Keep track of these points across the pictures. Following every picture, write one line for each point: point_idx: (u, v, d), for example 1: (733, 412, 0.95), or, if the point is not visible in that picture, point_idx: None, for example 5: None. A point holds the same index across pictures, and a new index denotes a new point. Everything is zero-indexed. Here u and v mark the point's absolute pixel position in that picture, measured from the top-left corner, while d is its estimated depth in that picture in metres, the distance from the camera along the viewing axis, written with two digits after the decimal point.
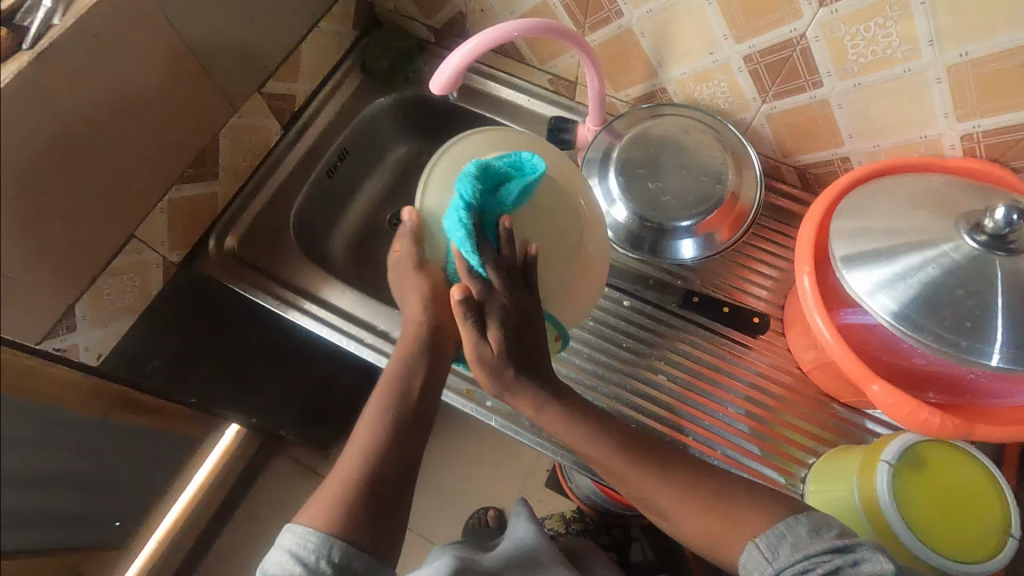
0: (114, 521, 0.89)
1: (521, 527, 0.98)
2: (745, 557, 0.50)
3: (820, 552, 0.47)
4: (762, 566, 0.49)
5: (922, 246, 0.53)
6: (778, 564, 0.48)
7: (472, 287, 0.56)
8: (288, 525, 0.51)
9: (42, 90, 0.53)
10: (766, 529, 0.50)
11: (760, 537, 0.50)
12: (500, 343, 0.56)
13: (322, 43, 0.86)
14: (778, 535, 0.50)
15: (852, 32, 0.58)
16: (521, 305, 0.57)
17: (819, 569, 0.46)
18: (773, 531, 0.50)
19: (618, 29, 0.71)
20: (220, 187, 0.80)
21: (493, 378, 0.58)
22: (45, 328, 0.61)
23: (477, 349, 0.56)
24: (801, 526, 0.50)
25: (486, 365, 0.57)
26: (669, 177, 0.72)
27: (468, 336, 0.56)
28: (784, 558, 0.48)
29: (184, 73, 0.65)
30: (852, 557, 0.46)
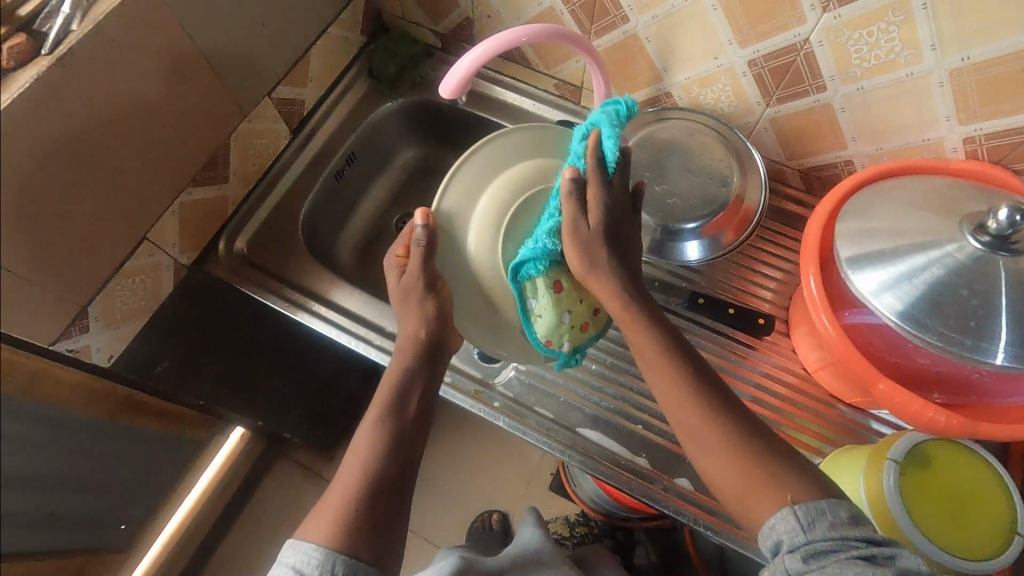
0: (121, 523, 0.90)
1: (527, 532, 0.99)
2: (775, 518, 0.47)
3: (857, 538, 0.44)
4: (792, 531, 0.46)
5: (927, 246, 0.54)
6: (811, 534, 0.45)
7: (598, 169, 0.58)
8: (290, 541, 0.51)
9: (60, 94, 0.54)
10: (808, 501, 0.47)
11: (799, 505, 0.47)
12: (598, 222, 0.57)
13: (331, 48, 0.87)
14: (818, 509, 0.47)
15: (855, 36, 0.59)
16: (625, 215, 0.60)
17: (851, 551, 0.43)
18: (815, 504, 0.47)
19: (624, 34, 0.72)
20: (230, 190, 0.81)
21: (583, 246, 0.57)
22: (58, 329, 0.61)
23: (576, 219, 0.57)
24: (844, 510, 0.47)
25: (578, 238, 0.57)
26: (675, 180, 0.73)
27: (575, 201, 0.57)
28: (818, 531, 0.45)
29: (197, 77, 0.66)
30: (891, 552, 0.44)
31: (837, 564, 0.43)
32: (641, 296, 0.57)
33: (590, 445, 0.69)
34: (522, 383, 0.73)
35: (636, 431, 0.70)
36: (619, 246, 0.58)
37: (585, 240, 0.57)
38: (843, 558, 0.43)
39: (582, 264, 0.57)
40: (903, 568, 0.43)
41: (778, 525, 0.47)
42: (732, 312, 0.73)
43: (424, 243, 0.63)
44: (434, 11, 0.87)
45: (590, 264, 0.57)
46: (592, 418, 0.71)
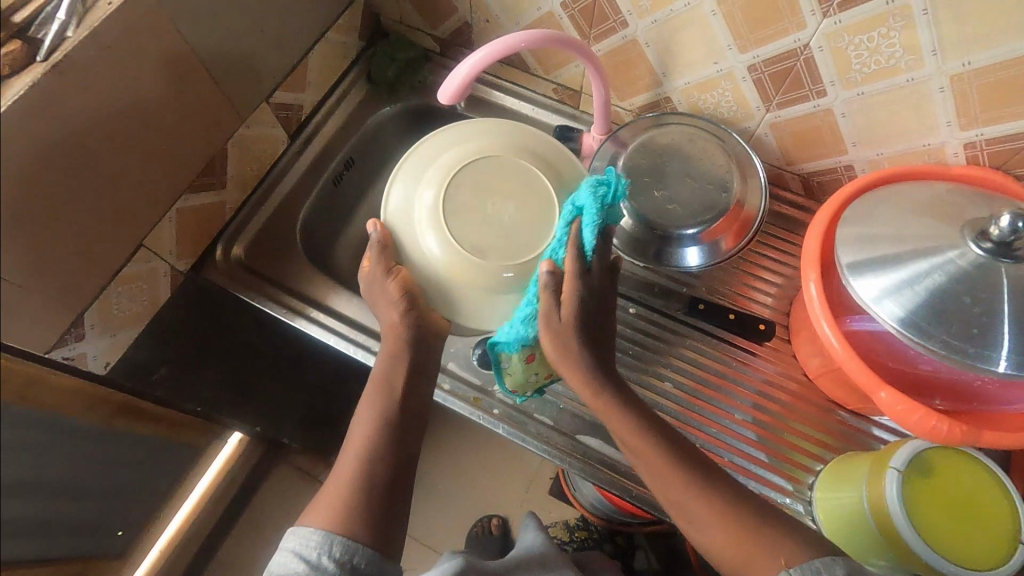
0: (119, 530, 0.89)
1: (530, 536, 0.99)
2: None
3: None
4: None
5: (928, 253, 0.53)
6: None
7: (575, 259, 0.57)
8: (291, 528, 0.54)
9: (55, 101, 0.53)
10: (802, 563, 0.49)
11: (794, 568, 0.49)
12: (574, 315, 0.57)
13: (329, 53, 0.87)
14: (813, 570, 0.48)
15: (855, 42, 0.59)
16: (601, 297, 0.60)
17: None
18: (809, 565, 0.48)
19: (623, 39, 0.72)
20: (227, 196, 0.80)
21: (557, 336, 0.57)
22: (54, 337, 0.61)
23: (550, 313, 0.56)
24: (839, 566, 0.48)
25: (555, 333, 0.57)
26: (674, 185, 0.73)
27: (550, 294, 0.56)
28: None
29: (193, 83, 0.65)
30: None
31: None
32: (611, 380, 0.58)
33: (590, 452, 0.69)
34: (522, 390, 0.72)
35: None
36: (593, 330, 0.58)
37: (558, 334, 0.57)
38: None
39: (554, 352, 0.57)
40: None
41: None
42: (732, 318, 0.73)
43: (379, 243, 0.62)
44: (432, 16, 0.87)
45: (561, 355, 0.57)
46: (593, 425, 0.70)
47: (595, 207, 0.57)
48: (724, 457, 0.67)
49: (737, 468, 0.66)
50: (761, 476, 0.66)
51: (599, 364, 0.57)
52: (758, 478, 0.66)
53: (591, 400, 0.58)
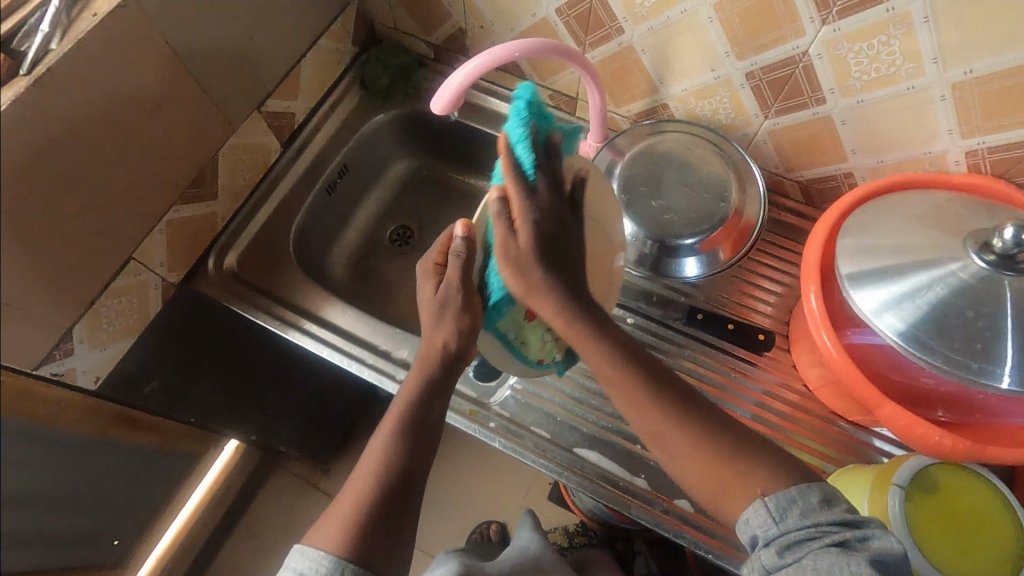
0: (114, 540, 0.88)
1: (525, 536, 0.97)
2: (749, 512, 0.47)
3: (830, 524, 0.45)
4: (766, 524, 0.46)
5: (930, 265, 0.52)
6: (786, 526, 0.45)
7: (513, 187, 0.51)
8: (297, 546, 0.50)
9: (39, 115, 0.52)
10: (779, 490, 0.47)
11: (771, 497, 0.47)
12: (529, 241, 0.51)
13: (321, 60, 0.86)
14: (789, 497, 0.47)
15: (855, 49, 0.58)
16: (564, 220, 0.53)
17: (826, 540, 0.44)
18: (786, 493, 0.47)
19: (619, 46, 0.71)
20: (219, 206, 0.79)
21: (519, 263, 0.51)
22: (42, 353, 0.60)
23: (507, 240, 0.52)
24: (814, 493, 0.47)
25: (511, 263, 0.52)
26: (672, 194, 0.72)
27: (503, 223, 0.52)
28: (791, 521, 0.46)
29: (182, 94, 0.64)
30: (863, 533, 0.44)
31: (812, 557, 0.43)
32: (587, 312, 0.53)
33: (587, 465, 0.68)
34: (518, 402, 0.71)
35: (636, 451, 0.68)
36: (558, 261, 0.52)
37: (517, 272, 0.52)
38: (818, 548, 0.43)
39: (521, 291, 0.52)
40: (876, 548, 0.43)
41: (753, 520, 0.47)
42: (732, 328, 0.72)
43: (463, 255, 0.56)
44: (426, 21, 0.85)
45: (524, 286, 0.52)
46: (588, 436, 0.69)
47: (518, 123, 0.51)
48: None
49: None
50: None
51: (570, 294, 0.52)
52: None
53: (563, 330, 0.53)
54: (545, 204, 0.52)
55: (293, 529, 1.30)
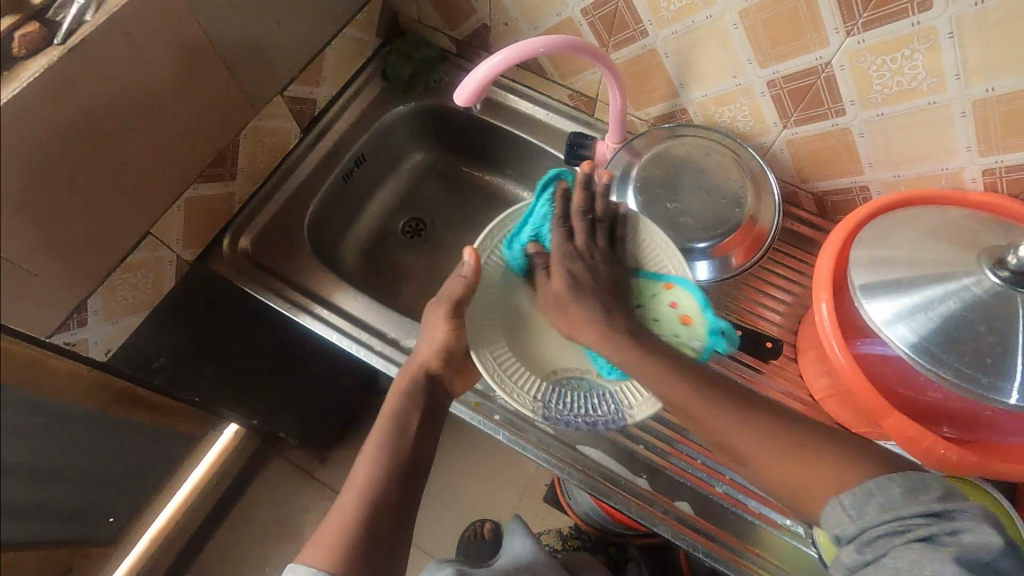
0: (109, 517, 0.87)
1: (517, 543, 0.95)
2: (834, 508, 0.51)
3: (915, 515, 0.47)
4: (844, 523, 0.50)
5: (943, 278, 0.53)
6: (863, 521, 0.49)
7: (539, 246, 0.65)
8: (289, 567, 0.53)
9: (68, 84, 0.53)
10: (855, 488, 0.51)
11: (845, 494, 0.51)
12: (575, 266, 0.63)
13: (345, 48, 0.86)
14: (866, 494, 0.50)
15: (878, 62, 0.59)
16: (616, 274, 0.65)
17: (913, 533, 0.46)
18: (862, 490, 0.50)
19: (642, 49, 0.72)
20: (237, 187, 0.80)
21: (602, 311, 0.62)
22: (56, 322, 0.60)
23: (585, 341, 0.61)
24: (897, 485, 0.49)
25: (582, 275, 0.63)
26: (688, 198, 0.72)
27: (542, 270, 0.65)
28: (869, 517, 0.49)
29: (208, 73, 0.65)
30: (950, 525, 0.46)
31: (895, 551, 0.46)
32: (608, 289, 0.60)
33: (590, 463, 0.68)
34: None
35: (638, 451, 0.69)
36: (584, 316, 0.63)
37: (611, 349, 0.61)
38: (900, 543, 0.46)
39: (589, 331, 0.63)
40: (965, 543, 0.45)
41: (834, 517, 0.51)
42: (739, 333, 0.72)
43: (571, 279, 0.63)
44: (450, 15, 0.86)
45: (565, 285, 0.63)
46: (592, 435, 0.70)
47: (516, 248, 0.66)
48: (726, 475, 0.67)
49: (738, 486, 0.66)
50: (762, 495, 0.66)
51: None
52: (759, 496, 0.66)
53: None
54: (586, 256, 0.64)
55: (286, 517, 1.30)
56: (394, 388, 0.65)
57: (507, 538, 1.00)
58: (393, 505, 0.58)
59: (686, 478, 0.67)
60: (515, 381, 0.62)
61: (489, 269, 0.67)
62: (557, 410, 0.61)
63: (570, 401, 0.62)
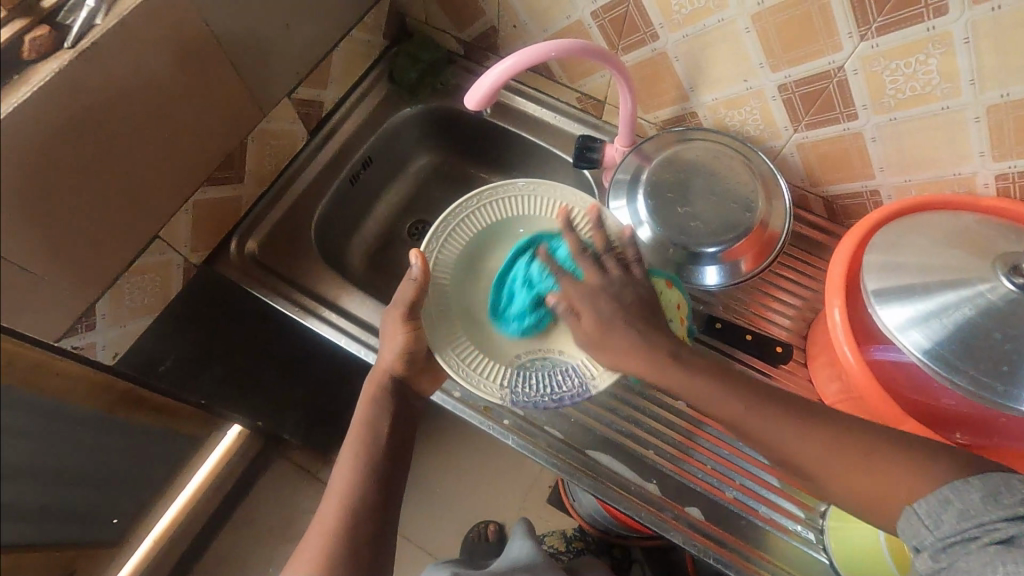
0: (113, 518, 0.87)
1: (517, 546, 0.95)
2: (905, 516, 0.48)
3: (996, 520, 0.43)
4: (921, 533, 0.46)
5: (957, 285, 0.52)
6: (941, 531, 0.45)
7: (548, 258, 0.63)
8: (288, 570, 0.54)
9: (78, 87, 0.53)
10: (927, 493, 0.47)
11: (919, 502, 0.47)
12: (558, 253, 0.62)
13: (353, 50, 0.86)
14: (941, 501, 0.46)
15: (892, 66, 0.58)
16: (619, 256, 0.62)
17: (992, 539, 0.43)
18: (937, 496, 0.46)
19: (652, 52, 0.72)
20: (244, 190, 0.80)
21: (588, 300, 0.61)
22: (65, 326, 0.60)
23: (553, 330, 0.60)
24: (973, 489, 0.45)
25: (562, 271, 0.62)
26: (699, 202, 0.71)
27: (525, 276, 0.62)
28: (945, 527, 0.45)
29: (217, 76, 0.65)
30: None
31: (973, 559, 0.43)
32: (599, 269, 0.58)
33: (600, 468, 0.68)
34: None
35: (647, 456, 0.68)
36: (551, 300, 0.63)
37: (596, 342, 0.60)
38: (979, 550, 0.43)
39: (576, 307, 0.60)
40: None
41: (908, 524, 0.47)
42: (749, 338, 0.72)
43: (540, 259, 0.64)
44: (458, 17, 0.86)
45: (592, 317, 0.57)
46: (601, 439, 0.69)
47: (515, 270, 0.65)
48: (736, 480, 0.67)
49: (748, 491, 0.66)
50: (774, 501, 0.66)
51: None
52: (770, 503, 0.66)
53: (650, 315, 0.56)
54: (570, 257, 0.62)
55: (290, 519, 1.30)
56: (393, 384, 0.65)
57: (509, 540, 0.99)
58: None
59: (696, 483, 0.67)
60: (480, 371, 0.63)
61: (442, 264, 0.67)
62: (522, 394, 0.63)
63: (536, 381, 0.63)
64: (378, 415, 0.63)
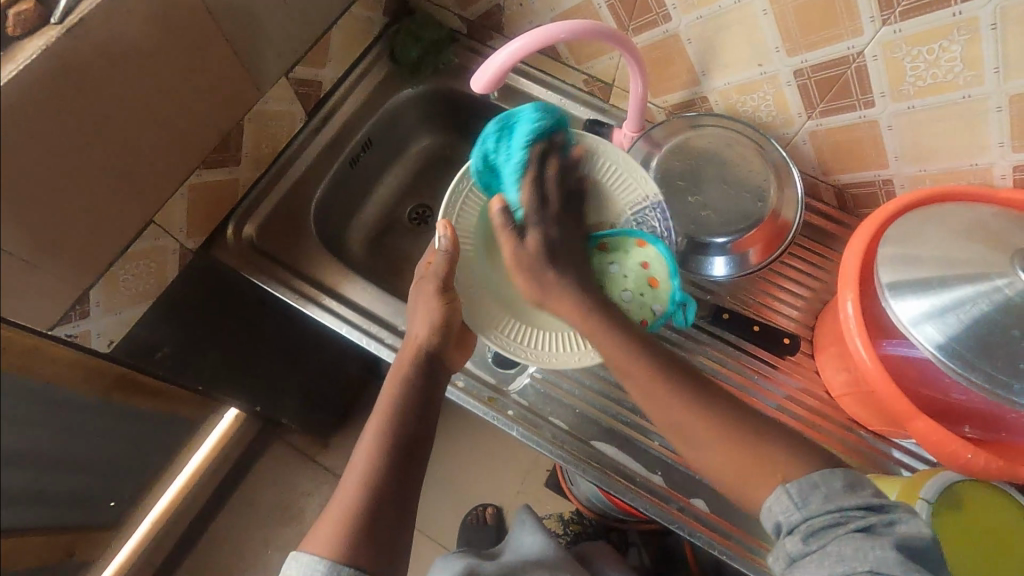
0: (109, 502, 0.85)
1: (527, 539, 0.94)
2: (771, 500, 0.50)
3: (854, 508, 0.46)
4: (788, 510, 0.48)
5: (975, 279, 0.51)
6: (807, 510, 0.48)
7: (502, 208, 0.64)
8: (292, 555, 0.53)
9: (66, 66, 0.50)
10: (799, 477, 0.50)
11: (792, 483, 0.49)
12: (535, 243, 0.63)
13: (352, 28, 0.83)
14: (810, 484, 0.49)
15: (914, 53, 0.56)
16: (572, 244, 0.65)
17: (852, 525, 0.46)
18: (806, 480, 0.49)
19: (663, 33, 0.69)
20: (241, 172, 0.77)
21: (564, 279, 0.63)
22: (57, 314, 0.58)
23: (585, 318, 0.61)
24: (837, 478, 0.49)
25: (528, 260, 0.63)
26: (709, 191, 0.71)
27: (510, 229, 0.64)
28: (811, 506, 0.48)
29: (212, 54, 0.62)
30: (889, 517, 0.46)
31: (836, 541, 0.45)
32: None
33: (604, 458, 0.68)
34: (537, 392, 0.71)
35: (652, 448, 0.68)
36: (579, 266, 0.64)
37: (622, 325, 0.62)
38: (842, 534, 0.45)
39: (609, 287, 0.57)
40: (901, 533, 0.45)
41: (775, 506, 0.49)
42: (757, 330, 0.72)
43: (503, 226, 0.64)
44: None
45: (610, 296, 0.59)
46: (607, 431, 0.69)
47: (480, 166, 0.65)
48: None
49: None
50: None
51: None
52: None
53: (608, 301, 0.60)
54: (540, 246, 0.63)
55: (287, 501, 1.30)
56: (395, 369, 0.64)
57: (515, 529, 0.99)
58: (392, 497, 0.56)
59: (701, 475, 0.67)
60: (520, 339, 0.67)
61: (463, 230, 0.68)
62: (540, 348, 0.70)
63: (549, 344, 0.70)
64: (384, 404, 0.61)
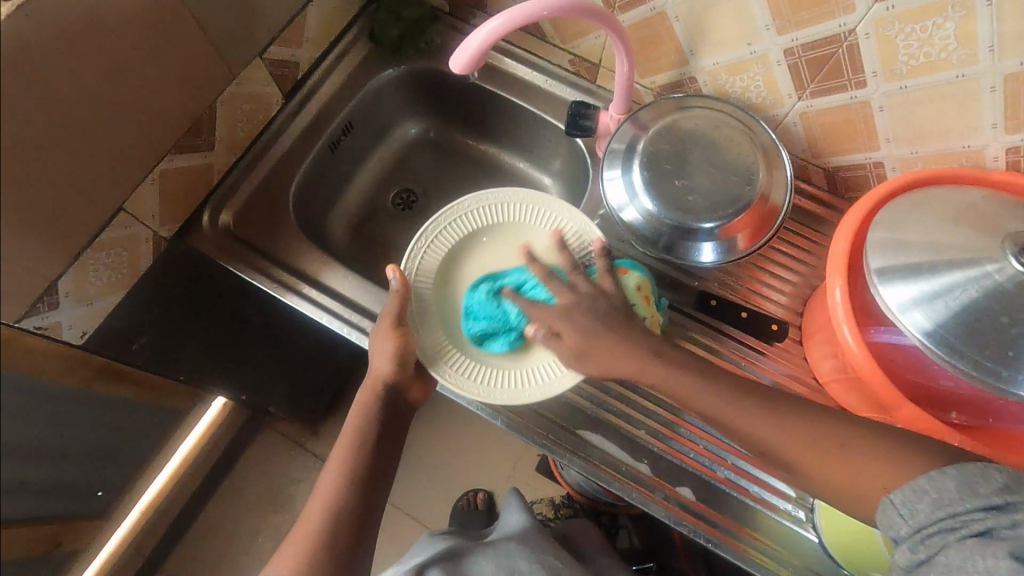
0: (98, 492, 0.83)
1: (513, 519, 0.93)
2: (880, 504, 0.49)
3: (969, 511, 0.44)
4: (896, 523, 0.47)
5: (965, 265, 0.50)
6: (916, 521, 0.46)
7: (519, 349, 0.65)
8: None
9: (24, 46, 0.48)
10: (904, 484, 0.48)
11: (895, 493, 0.48)
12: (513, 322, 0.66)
13: (329, 6, 0.80)
14: (917, 490, 0.47)
15: (907, 31, 0.55)
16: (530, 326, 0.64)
17: (966, 531, 0.44)
18: (913, 486, 0.47)
19: (650, 11, 0.67)
20: (215, 158, 0.75)
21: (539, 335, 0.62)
22: (26, 306, 0.55)
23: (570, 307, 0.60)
24: (951, 478, 0.46)
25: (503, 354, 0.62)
26: (696, 174, 0.68)
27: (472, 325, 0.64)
28: (920, 515, 0.46)
29: (180, 33, 0.59)
30: (1011, 518, 0.43)
31: (950, 550, 0.44)
32: None
33: (590, 448, 0.67)
34: None
35: (639, 437, 0.67)
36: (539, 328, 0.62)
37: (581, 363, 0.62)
38: (954, 541, 0.44)
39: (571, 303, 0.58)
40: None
41: (884, 515, 0.48)
42: (744, 316, 0.71)
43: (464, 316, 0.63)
44: None
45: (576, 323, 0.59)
46: (593, 419, 0.68)
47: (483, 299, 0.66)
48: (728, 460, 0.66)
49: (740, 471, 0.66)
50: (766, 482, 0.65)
51: None
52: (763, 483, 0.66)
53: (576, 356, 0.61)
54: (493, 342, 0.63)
55: (278, 488, 1.29)
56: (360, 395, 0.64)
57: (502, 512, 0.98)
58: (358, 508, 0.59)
59: (687, 463, 0.66)
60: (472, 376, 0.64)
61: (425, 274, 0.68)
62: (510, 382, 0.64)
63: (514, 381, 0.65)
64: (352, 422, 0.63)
